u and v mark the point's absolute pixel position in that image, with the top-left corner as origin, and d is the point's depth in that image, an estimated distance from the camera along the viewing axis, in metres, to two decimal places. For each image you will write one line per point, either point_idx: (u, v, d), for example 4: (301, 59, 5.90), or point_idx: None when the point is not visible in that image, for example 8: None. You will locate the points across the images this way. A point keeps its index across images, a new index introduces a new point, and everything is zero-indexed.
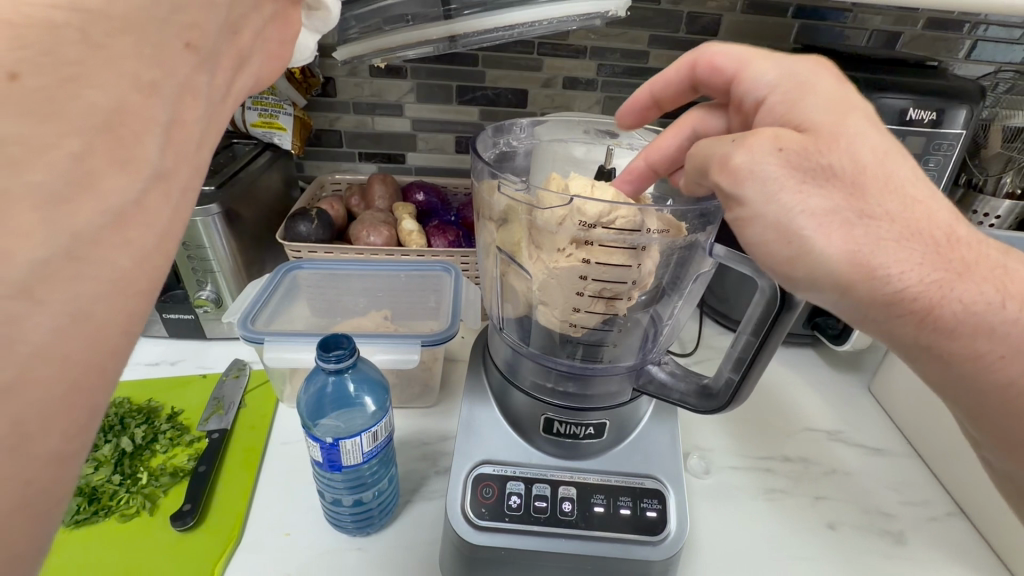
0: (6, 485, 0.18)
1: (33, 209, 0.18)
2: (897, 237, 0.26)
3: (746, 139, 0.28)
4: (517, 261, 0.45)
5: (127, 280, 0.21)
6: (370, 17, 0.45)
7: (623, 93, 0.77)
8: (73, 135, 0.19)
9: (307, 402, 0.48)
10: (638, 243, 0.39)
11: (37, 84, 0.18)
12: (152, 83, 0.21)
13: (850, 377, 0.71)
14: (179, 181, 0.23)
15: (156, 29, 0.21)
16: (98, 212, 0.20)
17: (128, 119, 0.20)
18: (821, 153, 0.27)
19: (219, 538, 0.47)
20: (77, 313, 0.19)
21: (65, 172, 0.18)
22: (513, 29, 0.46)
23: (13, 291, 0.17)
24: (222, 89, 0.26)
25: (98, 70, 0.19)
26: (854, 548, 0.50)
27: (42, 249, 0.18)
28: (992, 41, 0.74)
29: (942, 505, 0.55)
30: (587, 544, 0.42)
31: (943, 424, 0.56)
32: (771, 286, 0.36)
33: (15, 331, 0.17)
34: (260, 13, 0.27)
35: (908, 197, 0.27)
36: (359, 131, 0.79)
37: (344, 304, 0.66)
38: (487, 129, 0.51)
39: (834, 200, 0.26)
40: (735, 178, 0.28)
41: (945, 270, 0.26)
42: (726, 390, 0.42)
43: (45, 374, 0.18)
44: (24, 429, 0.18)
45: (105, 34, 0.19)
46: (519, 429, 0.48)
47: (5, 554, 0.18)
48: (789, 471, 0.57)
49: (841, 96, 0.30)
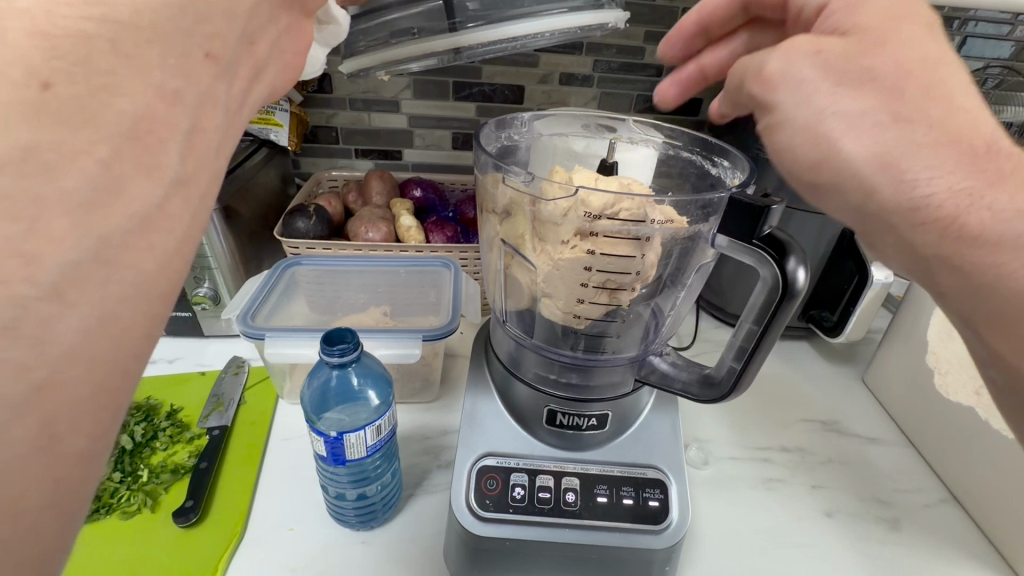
0: (37, 482, 0.18)
1: (66, 216, 0.18)
2: (934, 141, 0.26)
3: (784, 43, 0.30)
4: (522, 252, 0.45)
5: (151, 283, 0.21)
6: (377, 30, 0.46)
7: (619, 89, 0.78)
8: (102, 142, 0.19)
9: (312, 396, 0.48)
10: (642, 234, 0.40)
11: (70, 94, 0.18)
12: (177, 93, 0.21)
13: (845, 369, 0.72)
14: (198, 187, 0.23)
15: (179, 40, 0.21)
16: (125, 217, 0.20)
17: (154, 127, 0.20)
18: (863, 54, 0.27)
19: (223, 533, 0.47)
20: (104, 315, 0.19)
21: (95, 178, 0.19)
22: (517, 42, 0.46)
23: (45, 293, 0.18)
24: (239, 98, 0.26)
25: (127, 79, 0.20)
26: (853, 537, 0.51)
27: (73, 252, 0.18)
28: (981, 38, 0.76)
29: (935, 492, 0.57)
30: (589, 534, 0.43)
31: (937, 412, 0.57)
32: (773, 275, 0.37)
33: (47, 331, 0.18)
34: (276, 24, 0.28)
35: (955, 106, 0.26)
36: (356, 127, 0.79)
37: (344, 299, 0.66)
38: (489, 123, 0.51)
39: (868, 101, 0.27)
40: (767, 84, 0.30)
41: (980, 178, 0.25)
42: (728, 379, 0.43)
43: (73, 374, 0.18)
44: (52, 429, 0.18)
45: (134, 46, 0.20)
46: (522, 421, 0.48)
47: (35, 549, 0.18)
48: (786, 460, 0.58)
49: (897, 6, 0.29)
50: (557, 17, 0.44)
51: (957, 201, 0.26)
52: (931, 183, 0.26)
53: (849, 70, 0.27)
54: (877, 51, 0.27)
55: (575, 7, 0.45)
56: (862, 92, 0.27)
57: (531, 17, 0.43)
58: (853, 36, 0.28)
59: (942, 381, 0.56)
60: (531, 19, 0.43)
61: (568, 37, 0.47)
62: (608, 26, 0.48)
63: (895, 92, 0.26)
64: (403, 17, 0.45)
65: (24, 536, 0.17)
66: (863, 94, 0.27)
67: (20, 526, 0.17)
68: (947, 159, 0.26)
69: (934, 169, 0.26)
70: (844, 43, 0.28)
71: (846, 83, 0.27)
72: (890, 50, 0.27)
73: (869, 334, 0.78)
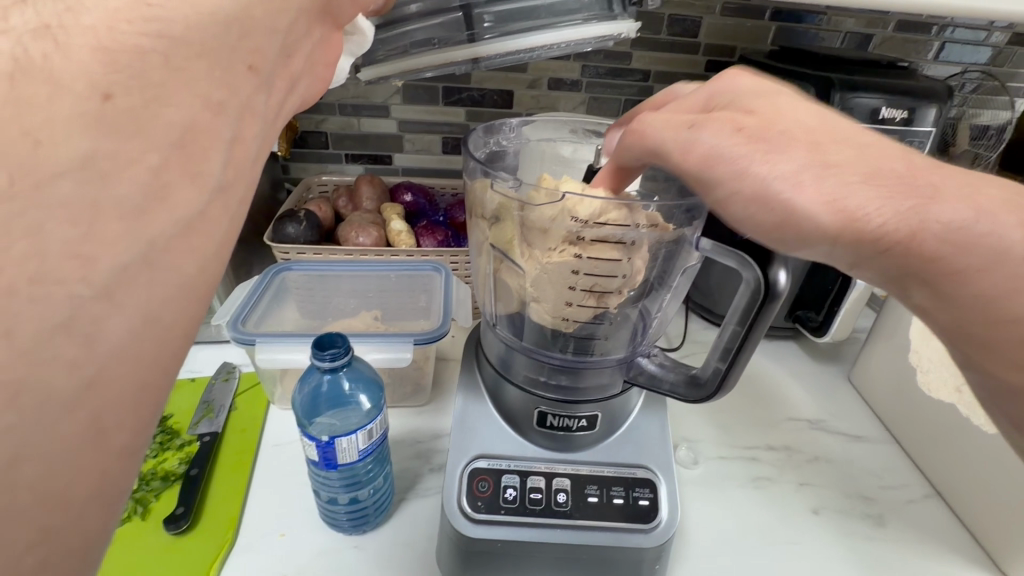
0: (85, 475, 0.19)
1: (119, 221, 0.19)
2: (862, 179, 0.28)
3: (704, 124, 0.33)
4: (511, 256, 0.45)
5: (192, 284, 0.22)
6: (396, 40, 0.45)
7: (608, 93, 0.79)
8: (153, 151, 0.20)
9: (303, 401, 0.48)
10: (627, 238, 0.41)
11: (127, 105, 0.19)
12: (220, 103, 0.22)
13: (831, 368, 0.73)
14: (237, 194, 0.24)
15: (222, 53, 0.22)
16: (170, 222, 0.21)
17: (198, 136, 0.22)
18: (773, 127, 0.31)
19: (213, 541, 0.47)
20: (149, 316, 0.20)
21: (144, 186, 0.20)
22: (532, 51, 0.47)
23: (98, 294, 0.19)
24: (276, 108, 0.27)
25: (175, 91, 0.21)
26: (838, 531, 0.52)
27: (124, 254, 0.19)
28: (958, 43, 0.78)
29: (919, 488, 0.58)
30: (579, 534, 0.43)
31: (923, 409, 0.58)
32: (755, 278, 0.38)
33: (98, 331, 0.19)
34: (310, 37, 0.28)
35: (864, 145, 0.30)
36: (345, 132, 0.79)
37: (335, 304, 0.67)
38: (477, 129, 0.51)
39: (799, 159, 0.29)
40: (705, 161, 0.31)
41: (918, 198, 0.28)
42: (714, 378, 0.44)
43: (122, 372, 0.19)
44: (101, 423, 0.19)
45: (183, 60, 0.21)
46: (513, 424, 0.49)
47: (81, 538, 0.19)
48: (774, 459, 0.59)
49: (762, 91, 0.35)
50: (572, 27, 0.45)
51: (908, 222, 0.28)
52: (880, 212, 0.27)
53: (771, 136, 0.30)
54: (780, 120, 0.31)
55: (588, 17, 0.46)
56: (790, 154, 0.29)
57: (547, 28, 0.45)
58: (757, 115, 0.32)
59: (924, 379, 0.58)
60: (548, 32, 0.44)
61: (581, 46, 0.48)
62: (620, 36, 0.48)
63: (816, 145, 0.29)
64: (421, 28, 0.45)
65: (74, 524, 0.19)
66: (793, 154, 0.29)
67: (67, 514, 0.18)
68: (882, 191, 0.28)
69: (876, 200, 0.28)
70: (756, 121, 0.31)
71: (774, 150, 0.30)
72: (786, 121, 0.31)
73: (852, 334, 0.80)
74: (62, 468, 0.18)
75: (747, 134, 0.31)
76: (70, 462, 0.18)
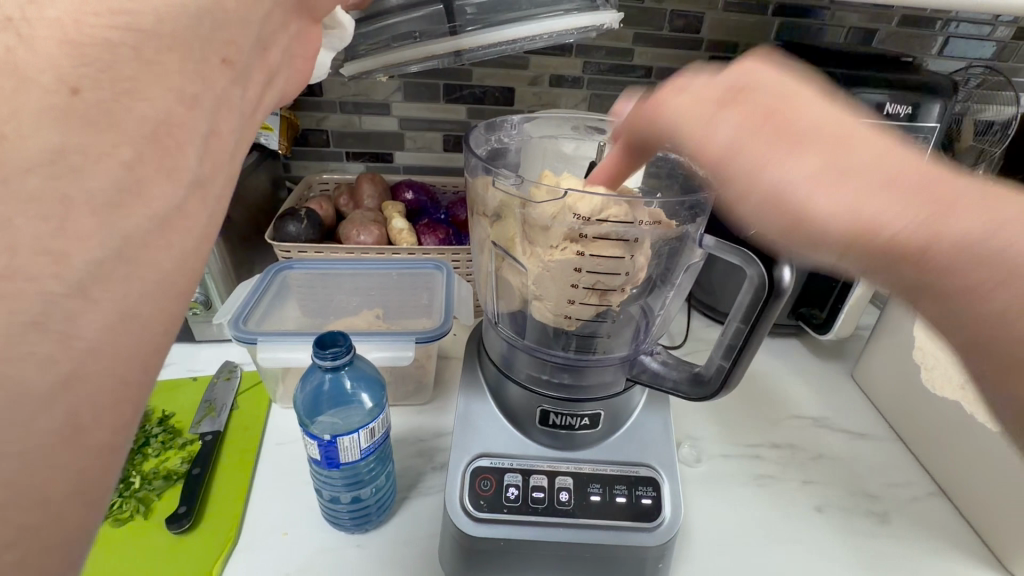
0: (62, 475, 0.19)
1: (92, 216, 0.19)
2: (880, 186, 0.27)
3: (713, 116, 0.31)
4: (513, 255, 0.45)
5: (171, 281, 0.22)
6: (378, 34, 0.46)
7: (610, 90, 0.78)
8: (125, 145, 0.20)
9: (305, 400, 0.48)
10: (630, 235, 0.40)
11: (95, 98, 0.19)
12: (195, 96, 0.22)
13: (834, 365, 0.73)
14: (215, 188, 0.24)
15: (197, 46, 0.22)
16: (146, 218, 0.20)
17: (175, 130, 0.21)
18: (788, 120, 0.29)
19: (217, 540, 0.47)
20: (126, 312, 0.20)
21: (117, 180, 0.20)
22: (516, 43, 0.46)
23: (69, 291, 0.18)
24: (254, 101, 0.26)
25: (148, 84, 0.20)
26: (842, 529, 0.52)
27: (96, 249, 0.19)
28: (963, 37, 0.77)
29: (924, 485, 0.57)
30: (583, 533, 0.43)
31: (928, 407, 0.58)
32: (759, 274, 0.38)
33: (72, 327, 0.19)
34: (286, 31, 0.28)
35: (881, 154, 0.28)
36: (346, 130, 0.79)
37: (337, 302, 0.66)
38: (478, 126, 0.51)
39: (818, 159, 0.28)
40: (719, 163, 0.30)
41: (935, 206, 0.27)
42: (717, 377, 0.43)
43: (96, 369, 0.19)
44: (78, 420, 0.19)
45: (156, 52, 0.21)
46: (516, 422, 0.48)
47: (61, 537, 0.19)
48: (777, 456, 0.59)
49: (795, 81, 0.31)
50: (553, 20, 0.44)
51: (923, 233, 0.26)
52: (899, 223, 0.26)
53: (793, 133, 0.28)
54: (802, 118, 0.29)
55: (571, 8, 0.45)
56: (801, 157, 0.28)
57: (527, 21, 0.44)
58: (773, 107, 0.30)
59: (928, 376, 0.57)
60: (530, 23, 0.44)
61: (564, 37, 0.47)
62: (604, 27, 0.47)
63: (835, 147, 0.28)
64: (404, 21, 0.44)
65: (53, 523, 0.19)
66: (805, 156, 0.28)
67: (44, 512, 0.18)
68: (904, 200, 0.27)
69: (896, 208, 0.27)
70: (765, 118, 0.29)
71: (791, 150, 0.28)
72: (800, 117, 0.29)
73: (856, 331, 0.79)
74: (38, 466, 0.18)
75: (755, 122, 0.29)
76: (45, 460, 0.18)
